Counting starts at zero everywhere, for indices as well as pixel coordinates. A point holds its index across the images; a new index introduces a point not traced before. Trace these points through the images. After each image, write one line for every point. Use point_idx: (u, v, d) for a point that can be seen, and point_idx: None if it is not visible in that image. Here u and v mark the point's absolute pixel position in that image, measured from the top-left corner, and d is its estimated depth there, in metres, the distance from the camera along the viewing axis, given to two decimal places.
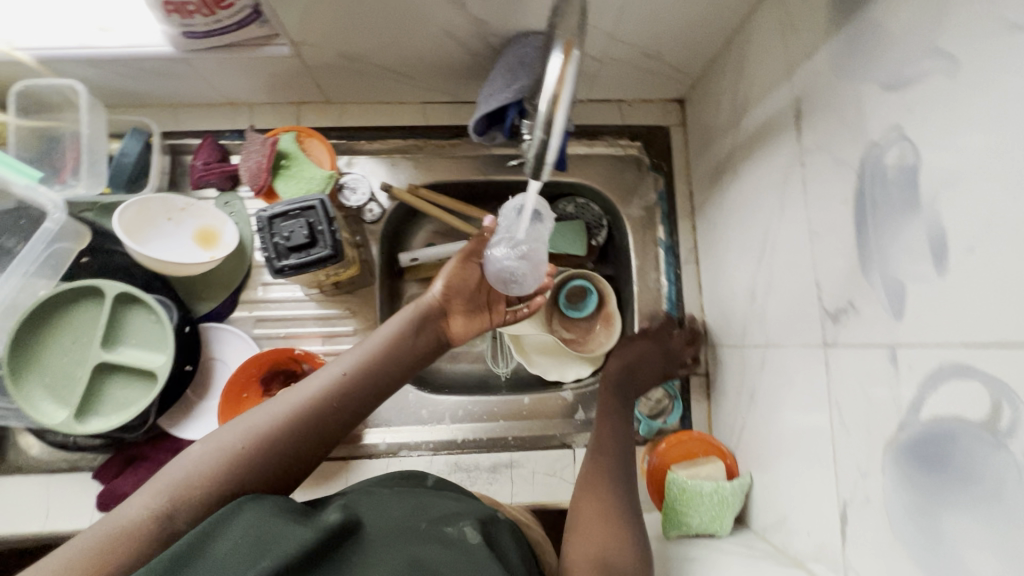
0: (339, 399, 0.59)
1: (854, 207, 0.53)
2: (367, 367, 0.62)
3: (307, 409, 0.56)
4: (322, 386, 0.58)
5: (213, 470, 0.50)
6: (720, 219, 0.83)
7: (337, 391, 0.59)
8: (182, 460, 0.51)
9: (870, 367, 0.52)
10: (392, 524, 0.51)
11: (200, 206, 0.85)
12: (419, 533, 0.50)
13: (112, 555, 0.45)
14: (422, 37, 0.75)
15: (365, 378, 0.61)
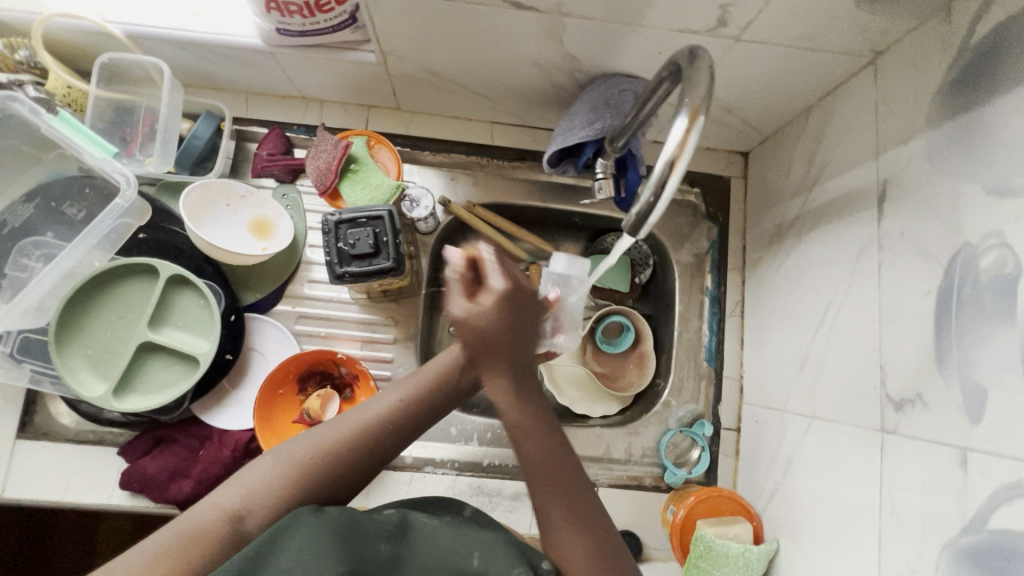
0: (394, 426, 0.58)
1: (936, 301, 0.53)
2: (423, 394, 0.59)
3: (367, 431, 0.56)
4: (378, 413, 0.58)
5: (285, 480, 0.53)
6: (775, 280, 0.83)
7: (394, 418, 0.58)
8: (256, 468, 0.54)
9: (934, 463, 0.52)
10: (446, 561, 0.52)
11: (259, 196, 0.85)
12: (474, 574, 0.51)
13: (189, 557, 0.48)
14: (509, 64, 0.75)
15: (421, 405, 0.59)
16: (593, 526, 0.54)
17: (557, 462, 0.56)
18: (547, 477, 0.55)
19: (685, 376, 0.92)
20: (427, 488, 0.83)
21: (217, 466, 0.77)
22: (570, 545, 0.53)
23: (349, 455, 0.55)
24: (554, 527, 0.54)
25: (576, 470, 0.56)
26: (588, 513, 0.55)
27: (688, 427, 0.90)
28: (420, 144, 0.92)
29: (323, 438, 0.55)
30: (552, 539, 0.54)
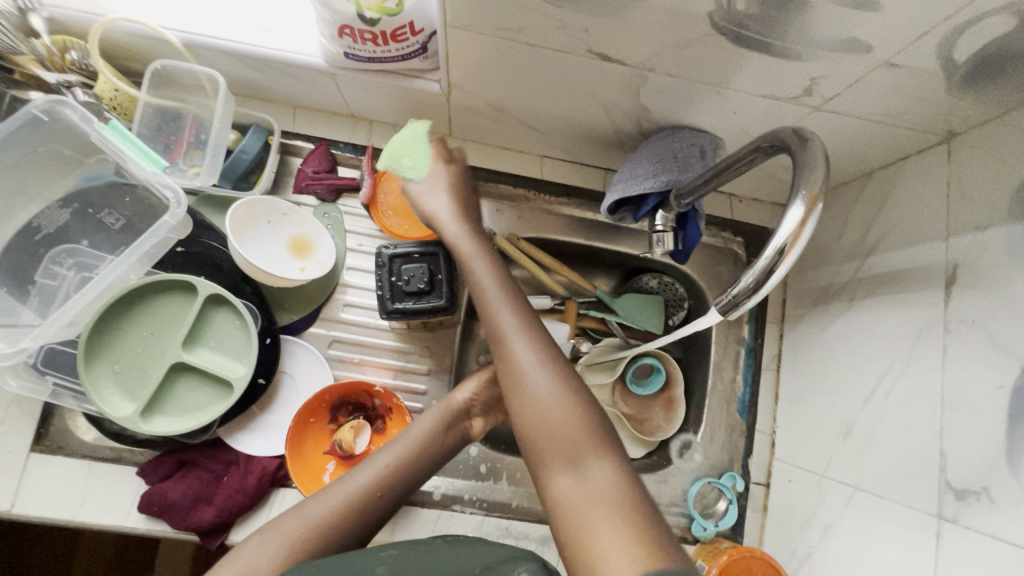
0: (382, 489, 0.68)
1: (1010, 396, 0.53)
2: (405, 463, 0.71)
3: (356, 500, 0.66)
4: (367, 479, 0.68)
5: (280, 555, 0.60)
6: (818, 340, 0.83)
7: (381, 485, 0.68)
8: (248, 551, 0.59)
9: (999, 559, 0.52)
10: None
11: (301, 214, 0.83)
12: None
13: None
14: (577, 106, 0.74)
15: (403, 473, 0.71)
16: (552, 372, 0.59)
17: (519, 320, 0.63)
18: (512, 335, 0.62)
19: (717, 426, 0.92)
20: (455, 527, 0.81)
21: (244, 496, 0.74)
22: (527, 393, 0.59)
23: (347, 517, 0.65)
24: (513, 376, 0.60)
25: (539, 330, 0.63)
26: (548, 358, 0.60)
27: (716, 477, 0.90)
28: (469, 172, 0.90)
29: (320, 505, 0.64)
30: (517, 389, 0.59)
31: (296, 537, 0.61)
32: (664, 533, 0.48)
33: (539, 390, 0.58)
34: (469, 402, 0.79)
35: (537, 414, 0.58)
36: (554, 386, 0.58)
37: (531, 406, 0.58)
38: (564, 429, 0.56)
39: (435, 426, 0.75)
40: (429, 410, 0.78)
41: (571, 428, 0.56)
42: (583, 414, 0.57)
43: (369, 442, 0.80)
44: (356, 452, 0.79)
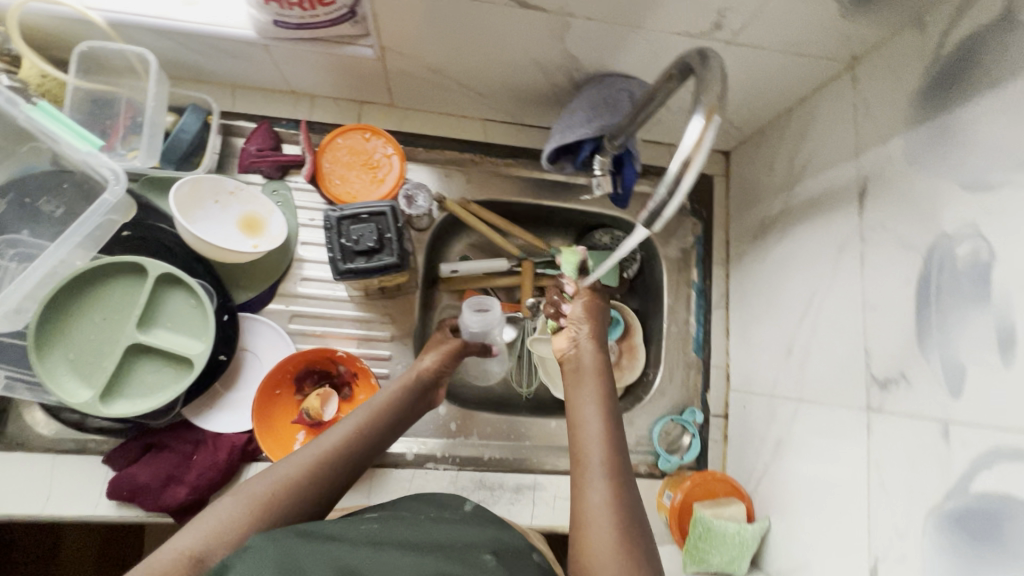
0: (350, 450, 0.70)
1: (917, 288, 0.58)
2: (371, 424, 0.73)
3: (322, 458, 0.67)
4: (335, 441, 0.70)
5: (248, 514, 0.60)
6: (759, 272, 0.88)
7: (346, 444, 0.70)
8: (213, 513, 0.59)
9: (916, 436, 0.56)
10: (438, 550, 0.61)
11: (249, 192, 0.83)
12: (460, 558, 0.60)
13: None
14: (509, 62, 0.76)
15: (369, 433, 0.73)
16: (627, 525, 0.64)
17: (608, 460, 0.70)
18: (596, 469, 0.69)
19: (675, 367, 0.96)
20: (430, 484, 0.83)
21: (214, 472, 0.74)
22: (599, 527, 0.64)
23: (313, 476, 0.66)
24: (587, 512, 0.66)
25: (624, 482, 0.68)
26: (621, 500, 0.66)
27: (678, 414, 0.94)
28: (415, 141, 0.92)
29: (288, 466, 0.65)
30: (582, 508, 0.66)
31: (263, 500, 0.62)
32: None
33: (609, 536, 0.63)
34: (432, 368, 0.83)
35: (603, 558, 0.61)
36: (616, 521, 0.64)
37: (600, 541, 0.63)
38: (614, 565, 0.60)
39: (405, 392, 0.78)
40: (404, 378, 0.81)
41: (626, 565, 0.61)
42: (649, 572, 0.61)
43: (338, 409, 0.81)
44: (325, 419, 0.79)
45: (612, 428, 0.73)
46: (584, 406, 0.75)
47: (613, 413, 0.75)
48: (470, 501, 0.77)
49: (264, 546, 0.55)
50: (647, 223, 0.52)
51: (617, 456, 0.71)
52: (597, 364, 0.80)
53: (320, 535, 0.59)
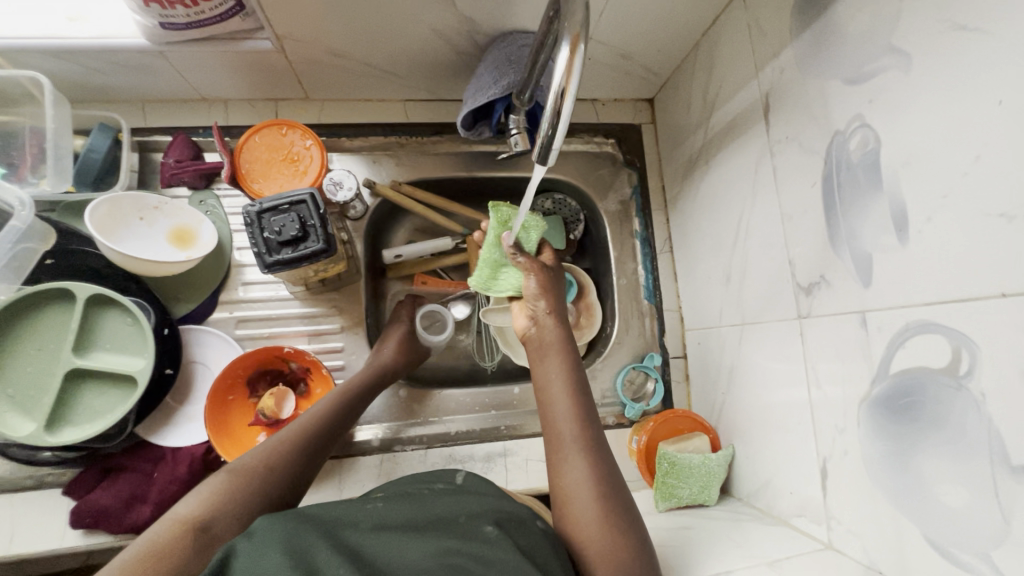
0: (329, 422, 0.70)
1: (823, 190, 0.59)
2: (342, 398, 0.74)
3: (302, 430, 0.67)
4: (309, 418, 0.69)
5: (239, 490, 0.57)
6: (694, 209, 0.89)
7: (322, 416, 0.70)
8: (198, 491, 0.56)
9: (842, 334, 0.57)
10: (444, 525, 0.52)
11: (174, 205, 0.82)
12: (465, 532, 0.51)
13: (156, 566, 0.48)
14: (409, 35, 0.76)
15: (341, 407, 0.73)
16: (607, 497, 0.61)
17: (581, 432, 0.66)
18: (571, 443, 0.66)
19: (630, 317, 0.97)
20: (400, 466, 0.83)
21: (176, 484, 0.74)
22: (579, 503, 0.61)
23: (297, 448, 0.65)
24: (566, 488, 0.63)
25: (598, 450, 0.65)
26: (599, 470, 0.63)
27: (639, 362, 0.95)
28: (337, 131, 0.91)
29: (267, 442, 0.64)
30: (559, 484, 0.64)
31: (237, 477, 0.58)
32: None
33: (591, 510, 0.60)
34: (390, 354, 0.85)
35: (588, 533, 0.59)
36: (595, 491, 0.61)
37: (582, 513, 0.60)
38: (598, 536, 0.58)
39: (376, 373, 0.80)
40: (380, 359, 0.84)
41: (610, 536, 0.58)
42: (636, 540, 0.59)
43: (295, 406, 0.81)
44: (283, 417, 0.79)
45: (581, 400, 0.69)
46: (551, 381, 0.71)
47: (580, 383, 0.71)
48: (460, 472, 0.67)
49: (268, 531, 0.48)
50: (540, 157, 0.53)
51: (591, 427, 0.68)
52: (557, 339, 0.75)
53: (326, 518, 0.50)
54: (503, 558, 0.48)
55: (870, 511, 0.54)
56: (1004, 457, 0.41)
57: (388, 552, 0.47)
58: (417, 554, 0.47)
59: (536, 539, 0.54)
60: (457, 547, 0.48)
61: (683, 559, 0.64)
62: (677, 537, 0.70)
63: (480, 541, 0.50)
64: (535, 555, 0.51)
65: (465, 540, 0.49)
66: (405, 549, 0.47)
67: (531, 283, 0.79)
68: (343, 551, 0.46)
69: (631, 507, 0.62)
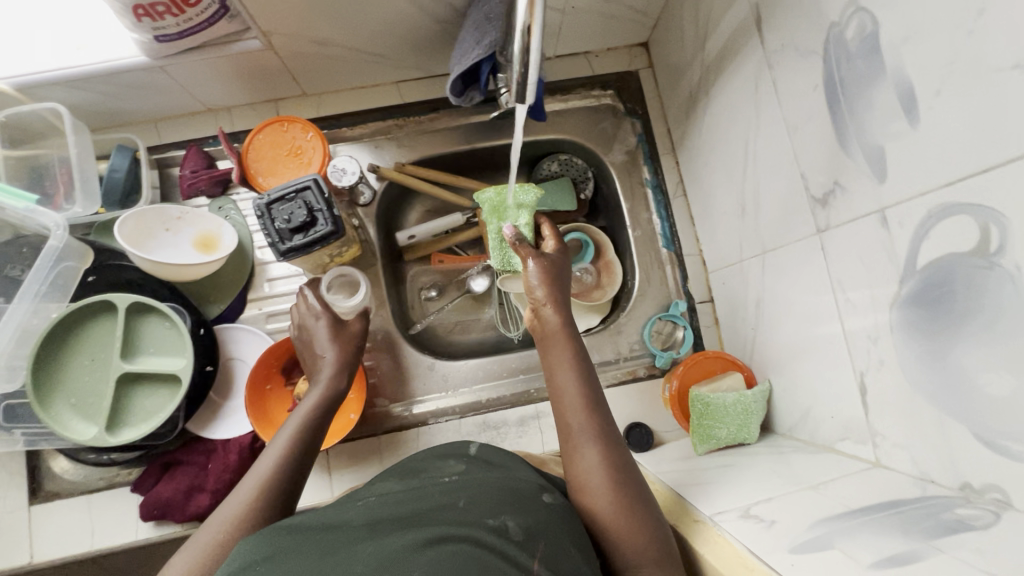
0: (303, 448, 0.65)
1: (825, 91, 0.55)
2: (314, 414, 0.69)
3: (290, 452, 0.64)
4: (286, 442, 0.65)
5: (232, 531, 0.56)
6: (701, 145, 0.86)
7: (303, 435, 0.66)
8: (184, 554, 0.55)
9: (863, 238, 0.54)
10: (433, 513, 0.55)
11: (196, 213, 0.86)
12: (464, 517, 0.54)
13: None
14: (390, 13, 0.76)
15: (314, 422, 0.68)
16: (622, 481, 0.61)
17: (592, 421, 0.66)
18: (582, 432, 0.66)
19: (651, 267, 0.95)
20: (437, 437, 0.85)
21: (228, 472, 0.79)
22: (596, 491, 0.61)
23: (296, 465, 0.64)
24: (581, 475, 0.63)
25: (609, 437, 0.65)
26: (612, 458, 0.63)
27: (665, 312, 0.93)
28: (337, 122, 0.93)
29: (270, 460, 0.63)
30: (574, 473, 0.64)
31: (251, 500, 0.59)
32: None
33: (607, 497, 0.60)
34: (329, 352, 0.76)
35: (607, 520, 0.59)
36: (609, 479, 0.62)
37: (599, 501, 0.60)
38: (617, 522, 0.58)
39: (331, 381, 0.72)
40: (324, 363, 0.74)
41: (626, 520, 0.59)
42: (654, 521, 0.59)
43: None
44: None
45: (590, 389, 0.69)
46: (560, 371, 0.71)
47: (587, 372, 0.71)
48: (474, 445, 0.76)
49: (254, 554, 0.51)
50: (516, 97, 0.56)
51: (601, 414, 0.68)
52: (563, 327, 0.74)
53: (310, 525, 0.55)
54: (498, 541, 0.51)
55: (913, 419, 0.51)
56: None
57: (379, 544, 0.50)
58: (405, 543, 0.50)
59: (538, 512, 0.57)
60: (450, 531, 0.51)
61: (723, 492, 0.62)
62: (716, 475, 0.68)
63: (481, 525, 0.53)
64: (536, 535, 0.54)
65: (459, 524, 0.52)
66: (394, 540, 0.51)
67: (532, 273, 0.78)
68: (319, 555, 0.50)
69: (640, 481, 0.63)
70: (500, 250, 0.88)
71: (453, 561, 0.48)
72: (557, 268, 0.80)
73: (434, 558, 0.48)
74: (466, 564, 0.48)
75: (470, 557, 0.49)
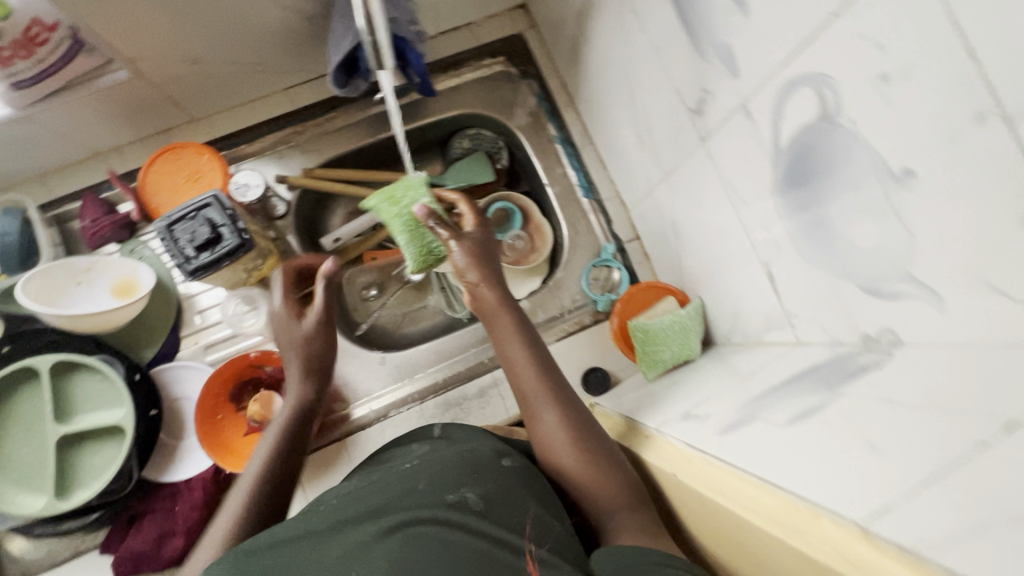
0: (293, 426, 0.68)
1: (675, 5, 0.58)
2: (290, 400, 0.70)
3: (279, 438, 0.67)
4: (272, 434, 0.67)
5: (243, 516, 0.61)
6: (593, 90, 0.88)
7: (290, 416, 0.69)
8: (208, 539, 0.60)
9: (736, 135, 0.57)
10: (397, 501, 0.56)
11: (105, 261, 0.83)
12: (423, 500, 0.55)
13: None
14: (254, 17, 0.75)
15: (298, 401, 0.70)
16: (585, 437, 0.64)
17: (547, 386, 0.68)
18: (540, 399, 0.67)
19: (576, 218, 0.97)
20: (401, 427, 0.85)
21: (197, 510, 0.77)
22: (561, 449, 0.64)
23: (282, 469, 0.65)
24: (546, 440, 0.65)
25: (564, 396, 0.67)
26: (570, 416, 0.65)
27: (598, 258, 0.95)
28: (234, 141, 0.92)
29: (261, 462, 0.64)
30: (539, 436, 0.66)
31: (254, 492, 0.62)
32: (640, 517, 0.58)
33: (571, 455, 0.63)
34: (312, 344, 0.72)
35: (575, 472, 0.62)
36: (571, 437, 0.64)
37: (566, 457, 0.63)
38: (585, 473, 0.61)
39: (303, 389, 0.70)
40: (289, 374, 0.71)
41: (593, 469, 0.61)
42: (619, 463, 0.62)
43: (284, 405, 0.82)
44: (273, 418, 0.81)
45: (538, 355, 0.70)
46: (508, 344, 0.71)
47: (533, 339, 0.72)
48: (439, 425, 0.74)
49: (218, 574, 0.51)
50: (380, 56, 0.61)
51: (553, 375, 0.69)
52: (503, 300, 0.73)
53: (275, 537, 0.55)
54: (458, 518, 0.53)
55: (813, 290, 0.54)
56: (888, 172, 0.41)
57: (343, 545, 0.52)
58: (368, 538, 0.52)
59: (500, 481, 0.58)
60: (409, 518, 0.53)
61: (670, 404, 0.65)
62: (666, 393, 0.70)
63: (439, 504, 0.54)
64: (497, 501, 0.56)
65: (419, 509, 0.54)
66: (358, 538, 0.52)
67: (456, 255, 0.72)
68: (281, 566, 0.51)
69: (600, 428, 0.66)
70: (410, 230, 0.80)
71: (412, 548, 0.50)
72: (483, 244, 0.75)
73: (397, 546, 0.50)
74: (425, 548, 0.50)
75: (430, 541, 0.51)
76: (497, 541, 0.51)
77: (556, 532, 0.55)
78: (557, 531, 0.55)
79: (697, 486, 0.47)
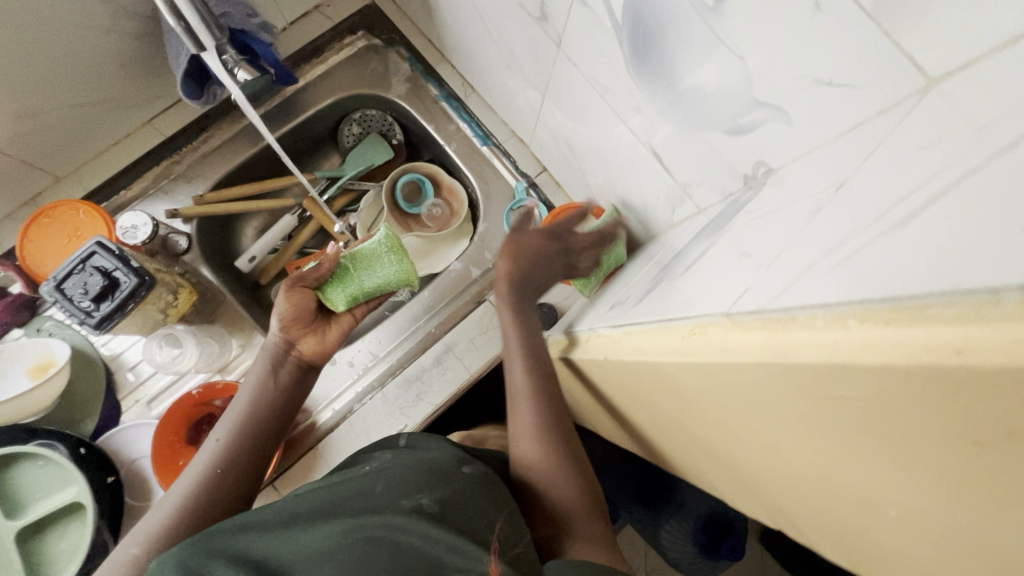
0: (244, 447, 0.67)
1: None
2: (241, 425, 0.68)
3: (223, 460, 0.65)
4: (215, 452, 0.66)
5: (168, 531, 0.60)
6: (455, 35, 0.87)
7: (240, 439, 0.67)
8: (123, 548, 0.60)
9: (580, 26, 0.57)
10: (350, 504, 0.54)
11: (14, 343, 0.79)
12: (380, 505, 0.54)
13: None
14: (79, 49, 0.71)
15: (246, 427, 0.68)
16: (561, 443, 0.68)
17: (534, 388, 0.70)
18: (525, 400, 0.70)
19: (482, 168, 0.97)
20: (368, 419, 0.84)
21: None
22: (532, 446, 0.67)
23: (234, 467, 0.65)
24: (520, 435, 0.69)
25: (546, 403, 0.70)
26: (549, 421, 0.69)
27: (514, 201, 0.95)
28: (112, 188, 0.87)
29: (202, 462, 0.64)
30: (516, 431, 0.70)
31: (186, 504, 0.62)
32: (593, 526, 0.61)
33: (546, 458, 0.66)
34: (285, 329, 0.73)
35: (543, 473, 0.65)
36: (547, 441, 0.67)
37: (535, 455, 0.67)
38: (553, 477, 0.65)
39: (256, 409, 0.69)
40: (246, 383, 0.71)
41: (563, 475, 0.65)
42: (584, 476, 0.66)
43: None
44: None
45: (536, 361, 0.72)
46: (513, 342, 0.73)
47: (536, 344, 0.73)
48: (406, 434, 0.69)
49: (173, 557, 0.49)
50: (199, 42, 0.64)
51: (545, 381, 0.72)
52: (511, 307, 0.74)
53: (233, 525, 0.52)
54: (413, 527, 0.51)
55: (691, 152, 0.55)
56: (704, 6, 0.41)
57: (297, 548, 0.50)
58: (322, 543, 0.50)
59: (458, 485, 0.58)
60: (364, 526, 0.51)
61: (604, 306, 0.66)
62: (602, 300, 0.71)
63: (396, 509, 0.53)
64: (452, 506, 0.55)
65: (374, 515, 0.52)
66: (313, 540, 0.50)
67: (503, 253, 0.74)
68: (236, 559, 0.48)
69: (572, 435, 0.70)
70: (396, 254, 0.75)
71: (363, 559, 0.48)
72: (541, 254, 0.74)
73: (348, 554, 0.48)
74: (378, 560, 0.48)
75: (382, 551, 0.49)
76: (451, 545, 0.50)
77: (522, 541, 0.55)
78: (511, 533, 0.55)
79: (665, 358, 0.46)
